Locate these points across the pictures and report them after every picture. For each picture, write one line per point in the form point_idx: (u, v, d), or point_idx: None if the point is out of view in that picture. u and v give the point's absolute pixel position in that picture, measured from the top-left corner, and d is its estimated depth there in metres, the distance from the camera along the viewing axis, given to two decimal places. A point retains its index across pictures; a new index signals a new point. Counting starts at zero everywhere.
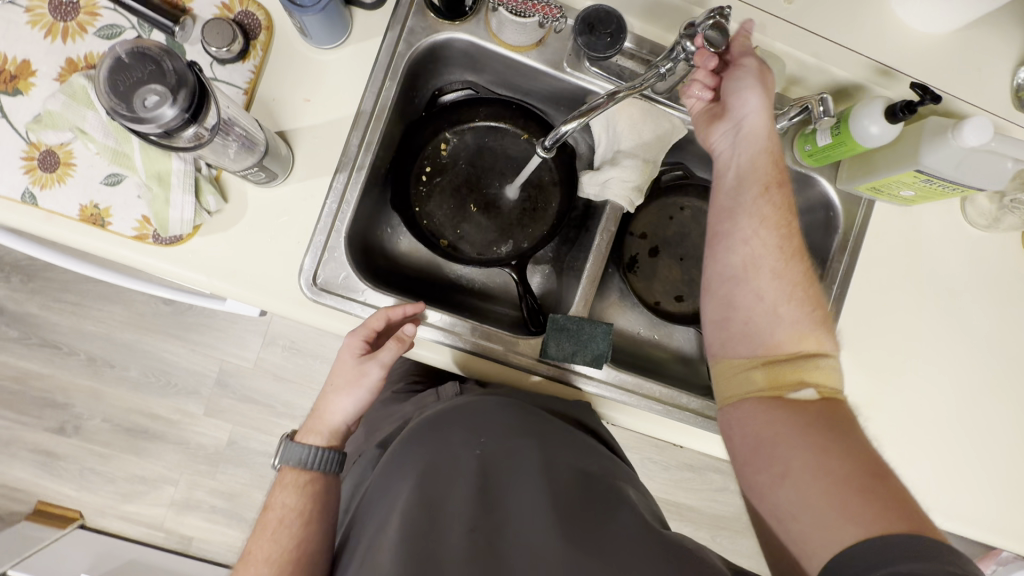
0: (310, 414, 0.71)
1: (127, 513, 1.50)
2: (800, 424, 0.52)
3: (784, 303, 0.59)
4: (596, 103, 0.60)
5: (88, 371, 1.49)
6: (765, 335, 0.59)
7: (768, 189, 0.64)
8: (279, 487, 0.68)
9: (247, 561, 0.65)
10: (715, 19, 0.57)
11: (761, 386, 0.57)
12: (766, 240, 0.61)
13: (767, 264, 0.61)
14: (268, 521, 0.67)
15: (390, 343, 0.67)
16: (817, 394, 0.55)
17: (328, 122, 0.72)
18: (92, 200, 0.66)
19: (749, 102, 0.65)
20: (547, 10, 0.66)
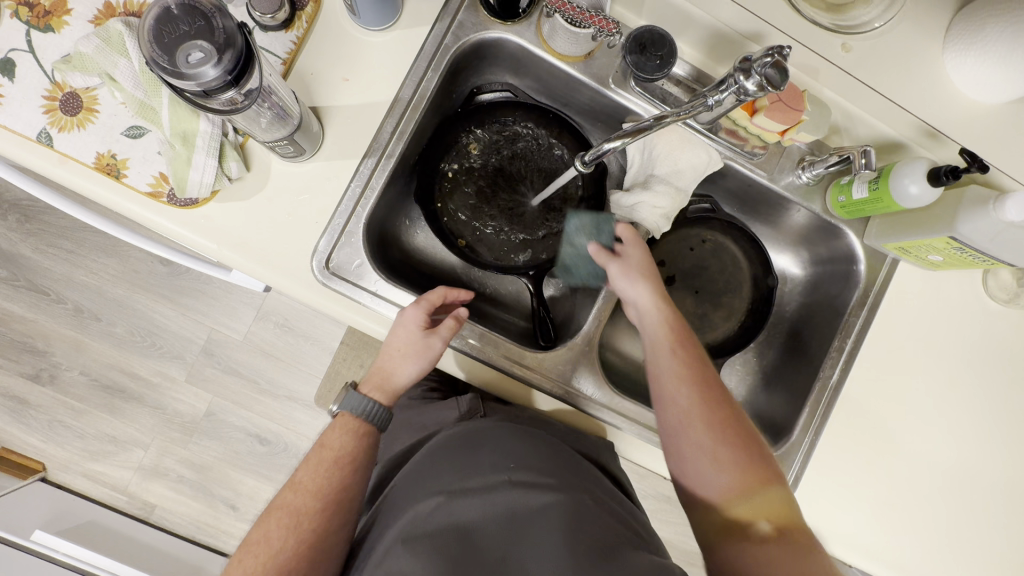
0: (370, 371, 0.69)
1: (91, 472, 1.46)
2: (765, 563, 0.58)
3: (724, 461, 0.63)
4: (642, 125, 0.59)
5: (73, 322, 1.45)
6: (716, 482, 0.63)
7: (676, 349, 0.68)
8: (338, 428, 0.66)
9: (294, 491, 0.62)
10: (771, 57, 0.55)
11: (724, 529, 0.62)
12: (688, 399, 0.66)
13: (698, 415, 0.65)
14: (318, 458, 0.64)
15: (449, 321, 0.67)
16: (772, 528, 0.60)
17: (364, 104, 0.70)
18: (110, 150, 0.63)
19: (633, 290, 0.71)
20: (603, 23, 0.64)
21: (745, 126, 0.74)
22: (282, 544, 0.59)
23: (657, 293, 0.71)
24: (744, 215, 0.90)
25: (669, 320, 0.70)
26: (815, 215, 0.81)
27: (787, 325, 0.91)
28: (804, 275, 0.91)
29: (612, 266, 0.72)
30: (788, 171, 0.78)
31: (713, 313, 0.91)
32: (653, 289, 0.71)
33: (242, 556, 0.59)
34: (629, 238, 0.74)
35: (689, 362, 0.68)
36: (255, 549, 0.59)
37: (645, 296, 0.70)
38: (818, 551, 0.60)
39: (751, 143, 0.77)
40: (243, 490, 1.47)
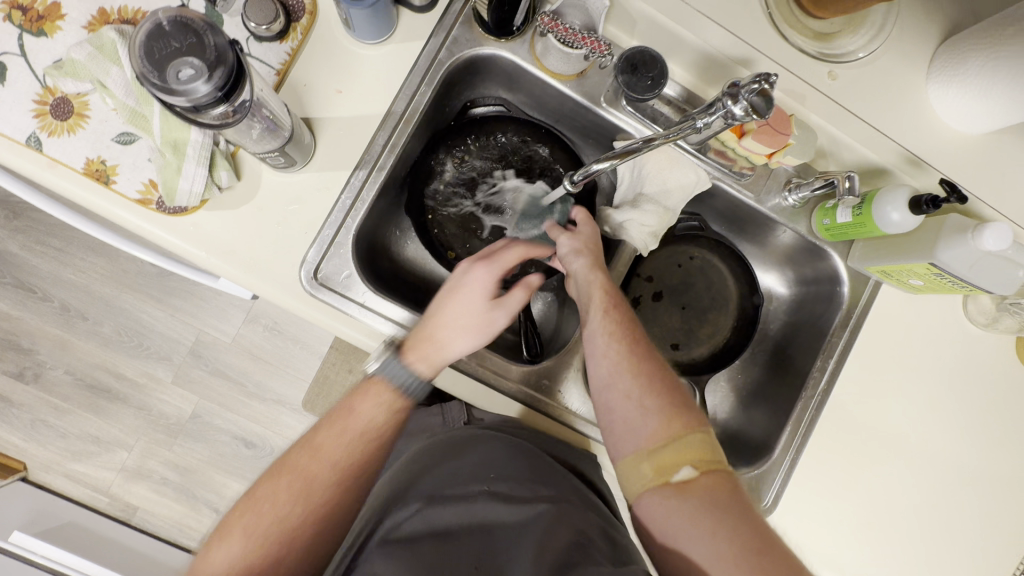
0: (420, 334, 0.64)
1: (73, 473, 1.44)
2: (692, 510, 0.57)
3: (649, 417, 0.62)
4: (630, 148, 0.61)
5: (60, 321, 1.44)
6: (642, 431, 0.62)
7: (604, 305, 0.68)
8: (371, 396, 0.63)
9: (311, 453, 0.60)
10: (760, 84, 0.56)
11: (651, 479, 0.60)
12: (617, 351, 0.65)
13: (624, 368, 0.64)
14: (348, 424, 0.62)
15: (521, 289, 0.67)
16: (695, 472, 0.59)
17: (356, 117, 0.70)
18: (100, 156, 0.63)
19: (573, 261, 0.71)
20: (595, 44, 0.66)
21: (733, 148, 0.75)
22: (288, 511, 0.58)
23: (590, 255, 0.71)
24: (732, 234, 0.91)
25: (599, 278, 0.69)
26: (800, 237, 0.82)
27: (772, 343, 0.92)
28: (789, 295, 0.92)
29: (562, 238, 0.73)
30: (775, 193, 0.79)
31: (699, 329, 0.92)
32: (586, 251, 0.71)
33: (244, 507, 0.58)
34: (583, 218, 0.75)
35: (619, 317, 0.67)
36: (260, 508, 0.57)
37: (578, 259, 0.71)
38: (741, 491, 0.59)
39: (739, 164, 0.77)
40: (226, 494, 1.46)
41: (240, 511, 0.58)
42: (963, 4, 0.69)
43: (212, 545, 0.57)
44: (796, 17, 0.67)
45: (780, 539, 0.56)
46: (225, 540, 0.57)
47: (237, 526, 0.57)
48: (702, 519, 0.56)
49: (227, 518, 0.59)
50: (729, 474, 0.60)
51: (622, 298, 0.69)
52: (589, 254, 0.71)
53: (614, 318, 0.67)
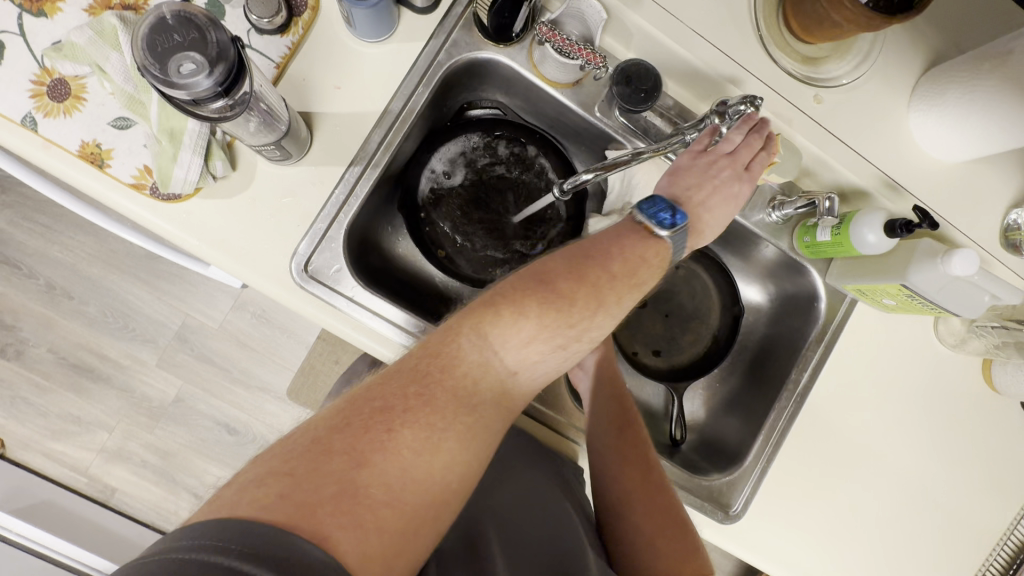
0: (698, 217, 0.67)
1: (52, 452, 1.43)
2: None
3: (656, 549, 0.68)
4: (620, 160, 0.65)
5: (44, 298, 1.43)
6: (648, 562, 0.68)
7: (624, 431, 0.74)
8: (656, 249, 0.62)
9: (605, 277, 0.58)
10: (745, 105, 0.65)
11: None
12: (630, 477, 0.72)
13: (636, 498, 0.71)
14: (632, 271, 0.60)
15: None
16: None
17: (353, 113, 0.71)
18: (95, 139, 0.64)
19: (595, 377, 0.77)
20: (591, 56, 0.68)
21: None
22: (574, 326, 0.57)
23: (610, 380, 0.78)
24: (716, 246, 0.94)
25: (620, 402, 0.76)
26: (782, 253, 0.84)
27: (750, 354, 0.94)
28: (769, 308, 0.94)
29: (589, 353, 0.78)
30: (759, 209, 0.82)
31: (681, 337, 0.95)
32: (606, 376, 0.78)
33: (533, 294, 0.55)
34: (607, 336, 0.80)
35: (635, 445, 0.73)
36: (553, 310, 0.55)
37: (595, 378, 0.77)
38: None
39: None
40: (207, 479, 1.47)
41: (525, 290, 0.55)
42: (946, 37, 0.72)
43: (481, 313, 0.54)
44: (785, 40, 0.70)
45: None
46: (494, 322, 0.54)
47: (519, 314, 0.54)
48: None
49: (508, 289, 0.56)
50: None
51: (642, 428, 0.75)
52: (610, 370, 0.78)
53: (633, 447, 0.73)
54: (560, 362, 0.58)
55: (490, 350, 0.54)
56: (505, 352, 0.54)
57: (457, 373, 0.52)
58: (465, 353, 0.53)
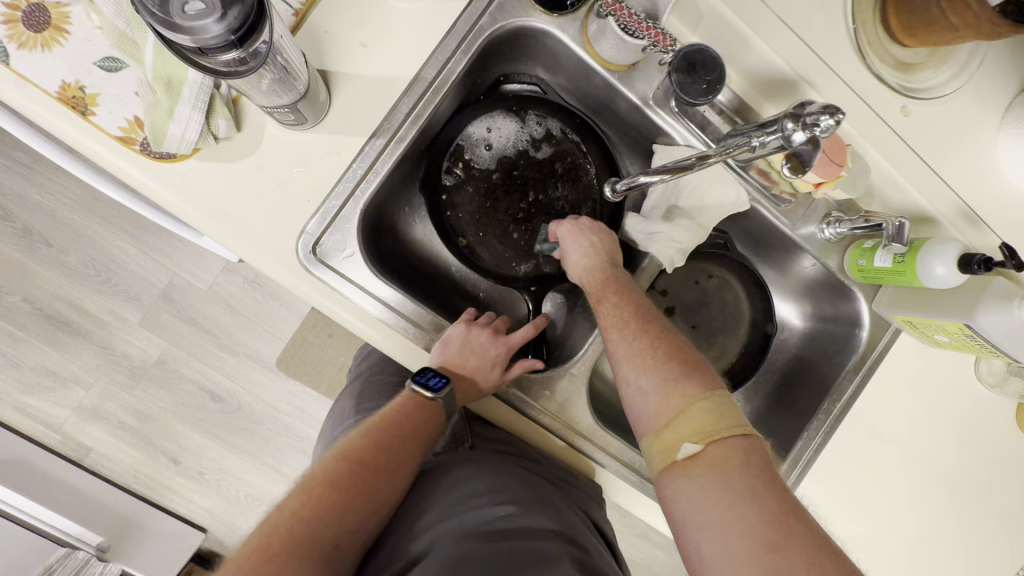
0: (458, 353, 0.65)
1: (25, 406, 1.36)
2: (700, 487, 0.53)
3: (649, 390, 0.59)
4: (684, 163, 0.56)
5: (20, 243, 1.33)
6: (646, 410, 0.59)
7: (600, 298, 0.67)
8: (415, 401, 0.64)
9: (399, 441, 0.61)
10: (824, 118, 0.54)
11: (659, 459, 0.57)
12: (617, 337, 0.64)
13: (620, 349, 0.63)
14: (408, 413, 0.63)
15: (500, 343, 0.69)
16: (699, 448, 0.54)
17: (379, 76, 0.62)
18: (78, 80, 0.55)
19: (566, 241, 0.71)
20: (659, 38, 0.59)
21: (779, 170, 0.69)
22: (378, 472, 0.59)
23: (591, 254, 0.69)
24: (756, 257, 0.87)
25: (596, 269, 0.68)
26: (829, 272, 0.78)
27: (776, 375, 0.89)
28: (802, 327, 0.89)
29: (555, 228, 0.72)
30: (811, 223, 0.75)
31: (707, 351, 0.88)
32: (585, 251, 0.69)
33: (338, 473, 0.57)
34: (571, 239, 0.70)
35: (619, 306, 0.65)
36: (352, 467, 0.57)
37: (574, 264, 0.70)
38: (763, 446, 0.55)
39: (779, 187, 0.72)
40: (187, 445, 1.40)
41: (331, 472, 0.57)
42: None
43: (296, 502, 0.54)
44: (880, 40, 0.64)
45: (804, 525, 0.49)
46: (312, 506, 0.54)
47: (327, 500, 0.55)
48: (712, 491, 0.52)
49: (312, 477, 0.57)
50: (743, 450, 0.54)
51: (616, 279, 0.67)
52: (582, 248, 0.70)
53: (606, 296, 0.66)
54: (374, 502, 0.58)
55: (314, 526, 0.53)
56: (330, 522, 0.54)
57: (286, 549, 0.51)
58: (295, 533, 0.52)
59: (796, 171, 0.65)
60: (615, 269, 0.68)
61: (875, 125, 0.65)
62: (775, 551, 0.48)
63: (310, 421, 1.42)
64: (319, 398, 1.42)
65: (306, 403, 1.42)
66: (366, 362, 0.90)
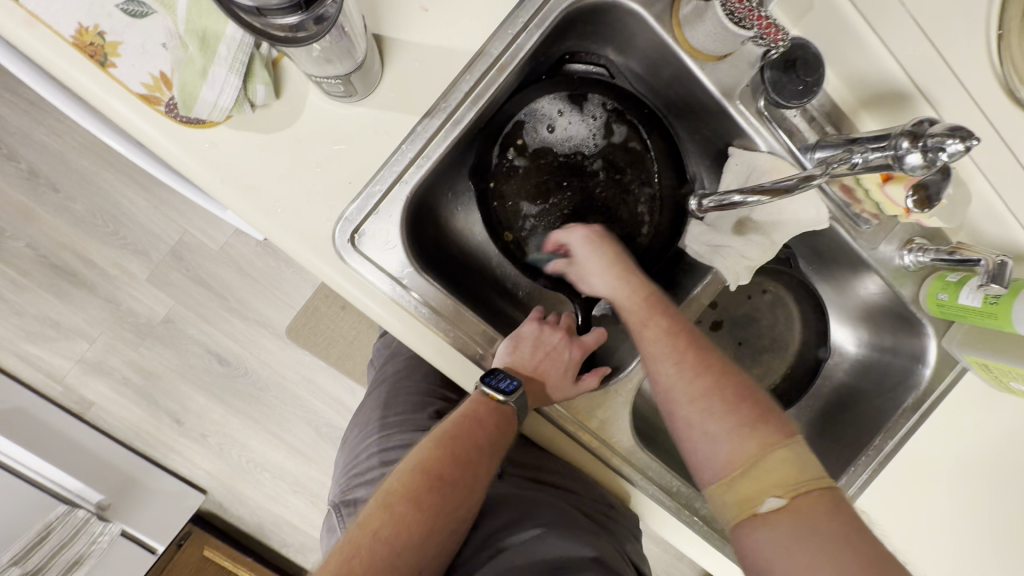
0: (530, 358, 0.61)
1: (26, 355, 1.32)
2: (788, 544, 0.47)
3: (721, 434, 0.53)
4: (783, 184, 0.51)
5: (25, 186, 1.27)
6: (716, 457, 0.53)
7: (647, 325, 0.60)
8: (484, 407, 0.57)
9: (475, 449, 0.56)
10: (952, 141, 0.47)
11: (736, 510, 0.51)
12: (670, 369, 0.57)
13: (681, 389, 0.56)
14: (481, 421, 0.57)
15: (573, 347, 0.64)
16: (784, 499, 0.49)
17: (439, 46, 0.55)
18: (97, 25, 0.47)
19: (591, 261, 0.64)
20: (769, 29, 0.52)
21: (868, 189, 0.63)
22: (454, 487, 0.54)
23: (624, 274, 0.63)
24: (816, 276, 0.81)
25: (638, 291, 0.62)
26: (898, 300, 0.72)
27: (821, 402, 0.84)
28: (856, 355, 0.84)
29: (577, 247, 0.65)
30: (891, 247, 0.68)
31: (752, 369, 0.83)
32: (613, 273, 0.63)
33: (416, 487, 0.53)
34: (585, 249, 0.65)
35: (672, 334, 0.59)
36: (427, 482, 0.53)
37: (609, 286, 0.63)
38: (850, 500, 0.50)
39: (862, 207, 0.66)
40: (191, 408, 1.37)
41: (410, 487, 0.53)
42: None
43: (376, 521, 0.51)
44: None
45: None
46: (395, 524, 0.51)
47: (408, 519, 0.51)
48: (799, 548, 0.46)
49: (390, 490, 0.53)
50: (829, 498, 0.49)
51: (662, 307, 0.61)
52: (608, 267, 0.63)
53: (655, 327, 0.60)
54: (451, 517, 0.54)
55: (397, 549, 0.50)
56: (414, 544, 0.51)
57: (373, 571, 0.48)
58: (378, 556, 0.49)
59: (922, 207, 0.57)
60: (654, 294, 0.62)
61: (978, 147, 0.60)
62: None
63: (316, 392, 1.38)
64: (327, 370, 1.37)
65: (313, 374, 1.37)
66: (391, 364, 0.85)
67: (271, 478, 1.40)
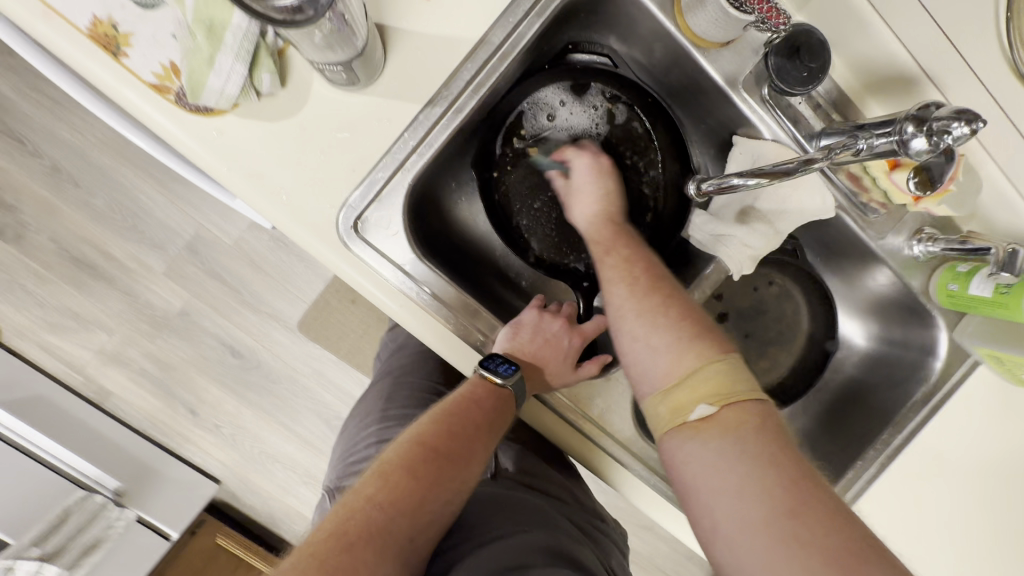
0: (529, 343, 0.61)
1: (49, 345, 1.36)
2: (714, 450, 0.47)
3: (661, 347, 0.53)
4: (783, 168, 0.51)
5: (48, 181, 1.31)
6: (655, 369, 0.53)
7: (609, 253, 0.61)
8: (481, 387, 0.58)
9: (472, 428, 0.57)
10: (958, 125, 0.46)
11: (667, 420, 0.51)
12: (625, 292, 0.58)
13: (632, 307, 0.57)
14: (477, 402, 0.58)
15: (573, 334, 0.64)
16: (713, 407, 0.49)
17: (441, 34, 0.55)
18: (110, 16, 0.49)
19: (578, 190, 0.65)
20: (771, 13, 0.53)
21: (875, 177, 0.62)
22: (451, 461, 0.54)
23: (606, 206, 0.64)
24: (824, 267, 0.80)
25: (611, 223, 0.64)
26: (908, 291, 0.71)
27: (829, 396, 0.83)
28: (865, 348, 0.82)
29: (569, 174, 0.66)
30: (900, 236, 0.67)
31: (758, 362, 0.82)
32: (598, 202, 0.64)
33: (412, 457, 0.53)
34: (586, 179, 0.65)
35: (631, 262, 0.60)
36: (422, 453, 0.53)
37: (589, 217, 0.64)
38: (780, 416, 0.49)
39: (869, 195, 0.65)
40: (206, 399, 1.40)
41: (407, 456, 0.53)
42: None
43: (371, 488, 0.50)
44: None
45: (820, 489, 0.43)
46: (392, 490, 0.50)
47: (404, 486, 0.50)
48: (726, 456, 0.46)
49: (386, 461, 0.53)
50: (756, 410, 0.48)
51: (629, 239, 0.62)
52: (597, 197, 0.65)
53: (621, 252, 0.61)
54: (449, 491, 0.53)
55: (389, 513, 0.48)
56: (410, 509, 0.50)
57: (367, 532, 0.46)
58: (373, 517, 0.47)
59: (926, 188, 0.59)
60: (627, 229, 0.64)
61: (989, 132, 0.59)
62: (800, 540, 0.40)
63: (326, 385, 1.39)
64: (337, 363, 1.39)
65: (324, 367, 1.39)
66: (395, 360, 0.86)
67: (282, 469, 1.43)
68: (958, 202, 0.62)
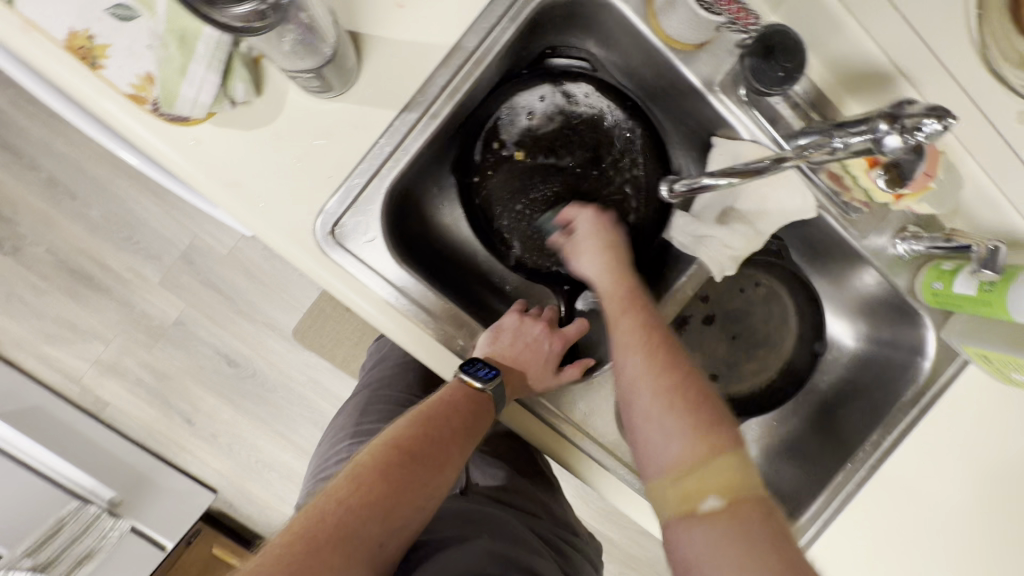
0: (510, 348, 0.62)
1: (46, 356, 1.37)
2: (717, 544, 0.46)
3: (675, 434, 0.52)
4: (755, 166, 0.51)
5: (46, 194, 1.32)
6: (666, 452, 0.52)
7: (621, 317, 0.59)
8: (459, 392, 0.58)
9: (448, 432, 0.57)
10: (929, 121, 0.46)
11: (674, 504, 0.51)
12: (637, 364, 0.56)
13: (645, 382, 0.55)
14: (455, 407, 0.57)
15: (554, 339, 0.65)
16: (722, 500, 0.48)
17: (415, 41, 0.56)
18: (87, 29, 0.49)
19: (587, 247, 0.64)
20: (739, 14, 0.55)
21: (855, 175, 0.62)
22: (426, 463, 0.54)
23: (613, 260, 0.63)
24: (810, 267, 0.80)
25: (621, 280, 0.61)
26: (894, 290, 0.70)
27: (820, 398, 0.82)
28: (855, 349, 0.81)
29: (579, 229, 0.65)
30: (883, 235, 0.67)
31: (746, 364, 0.81)
32: (607, 258, 0.63)
33: (387, 459, 0.52)
34: (591, 229, 0.65)
35: (644, 329, 0.58)
36: (397, 455, 0.53)
37: (598, 272, 0.63)
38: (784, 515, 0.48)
39: (851, 194, 0.65)
40: (202, 408, 1.40)
41: (381, 459, 0.53)
42: None
43: (343, 490, 0.50)
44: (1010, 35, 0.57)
45: None
46: (364, 492, 0.50)
47: (376, 489, 0.50)
48: (728, 547, 0.45)
49: (360, 463, 0.53)
50: (767, 506, 0.48)
51: (641, 303, 0.60)
52: (605, 257, 0.63)
53: (632, 317, 0.59)
54: (422, 495, 0.53)
55: (360, 516, 0.48)
56: (381, 512, 0.49)
57: (335, 532, 0.46)
58: (343, 519, 0.47)
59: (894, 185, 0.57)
60: (638, 289, 0.61)
61: (969, 128, 0.59)
62: None
63: (322, 393, 1.40)
64: (333, 371, 1.39)
65: (320, 375, 1.39)
66: (370, 374, 0.87)
67: (279, 478, 1.42)
68: (938, 199, 0.62)
